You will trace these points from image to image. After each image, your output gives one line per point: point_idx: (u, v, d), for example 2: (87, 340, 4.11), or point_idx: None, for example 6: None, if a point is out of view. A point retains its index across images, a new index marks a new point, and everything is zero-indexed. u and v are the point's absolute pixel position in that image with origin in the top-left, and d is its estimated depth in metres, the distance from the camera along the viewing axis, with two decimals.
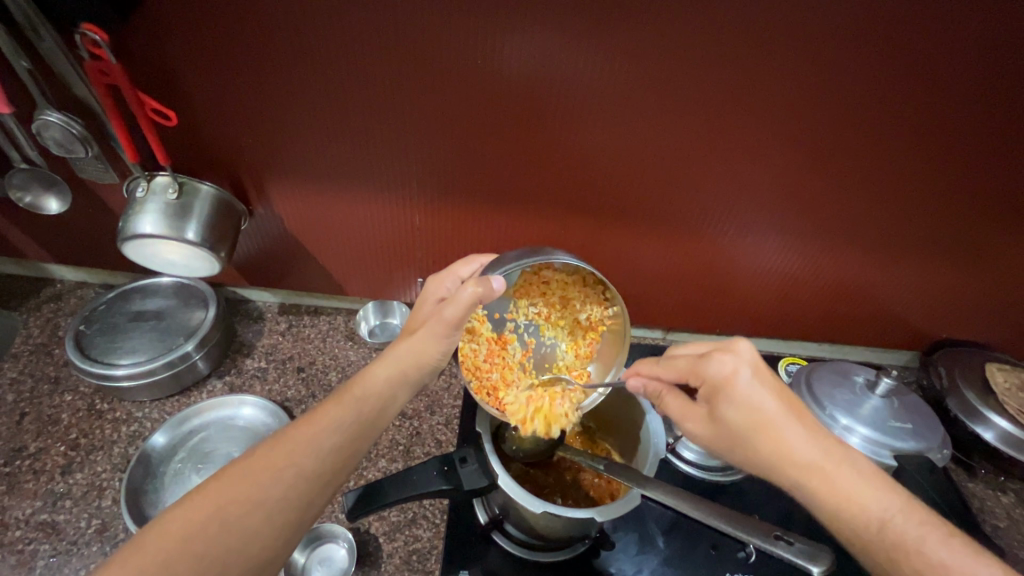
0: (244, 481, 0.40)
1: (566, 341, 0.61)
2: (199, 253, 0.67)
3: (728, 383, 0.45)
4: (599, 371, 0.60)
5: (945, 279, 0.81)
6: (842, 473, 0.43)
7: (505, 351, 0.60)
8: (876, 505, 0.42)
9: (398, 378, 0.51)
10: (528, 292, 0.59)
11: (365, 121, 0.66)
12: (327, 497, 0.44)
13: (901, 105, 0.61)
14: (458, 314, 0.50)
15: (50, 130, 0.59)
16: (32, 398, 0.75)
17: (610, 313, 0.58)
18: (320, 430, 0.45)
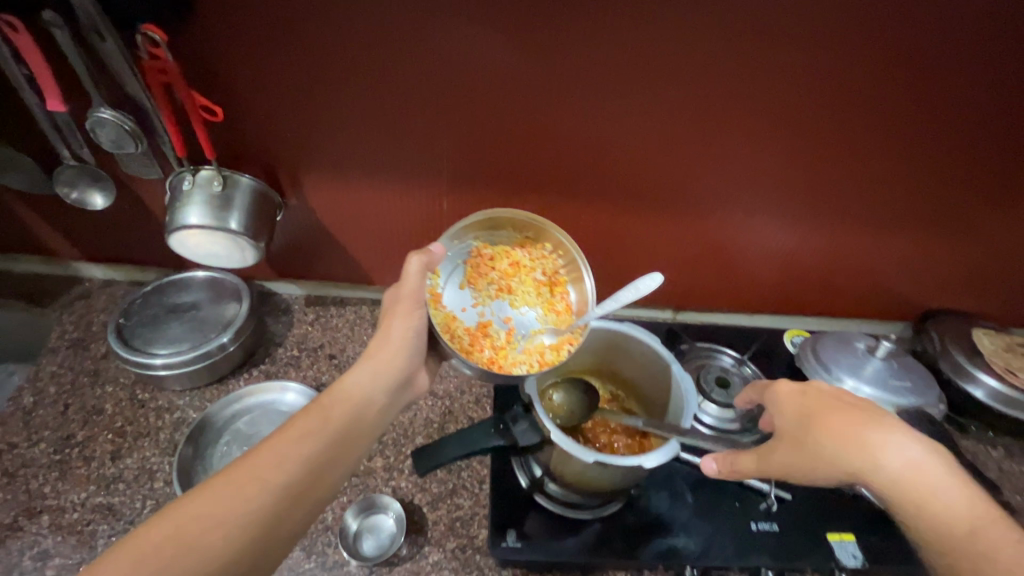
0: (214, 502, 0.46)
1: (540, 306, 0.67)
2: (240, 245, 0.70)
3: (796, 389, 0.57)
4: (580, 306, 0.66)
5: (931, 251, 0.88)
6: (923, 479, 0.48)
7: (489, 334, 0.64)
8: (968, 519, 0.46)
9: (376, 380, 0.59)
10: (481, 273, 0.67)
11: (398, 113, 0.70)
12: (300, 504, 0.49)
13: (890, 85, 0.67)
14: (421, 271, 0.59)
15: (103, 127, 0.61)
16: (74, 389, 0.77)
17: (561, 260, 0.68)
18: (293, 442, 0.51)
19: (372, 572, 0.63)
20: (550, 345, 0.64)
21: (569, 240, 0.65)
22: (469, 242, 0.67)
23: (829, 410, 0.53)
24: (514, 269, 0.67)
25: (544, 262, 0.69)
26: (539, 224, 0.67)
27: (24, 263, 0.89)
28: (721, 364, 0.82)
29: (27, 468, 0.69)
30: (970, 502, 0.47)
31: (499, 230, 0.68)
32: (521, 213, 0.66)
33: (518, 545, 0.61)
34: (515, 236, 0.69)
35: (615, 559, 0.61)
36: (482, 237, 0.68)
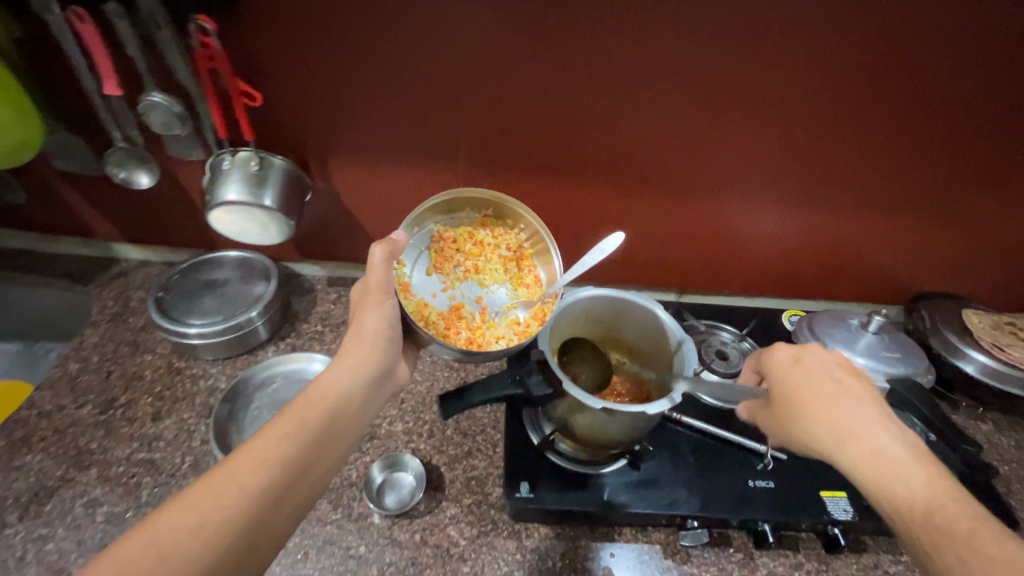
0: (193, 508, 0.45)
1: (508, 281, 0.72)
2: (273, 220, 0.75)
3: (790, 361, 0.62)
4: (547, 276, 0.71)
5: (921, 234, 0.93)
6: (884, 456, 0.52)
7: (463, 316, 0.68)
8: (921, 497, 0.49)
9: (355, 376, 0.58)
10: (447, 259, 0.71)
11: (420, 100, 0.75)
12: (283, 506, 0.49)
13: (877, 72, 0.72)
14: (384, 260, 0.60)
15: (154, 110, 0.68)
16: (116, 358, 0.83)
17: (523, 234, 0.73)
18: (273, 443, 0.51)
19: (395, 523, 0.68)
20: (522, 318, 0.68)
21: (529, 214, 0.70)
22: (428, 228, 0.70)
23: (809, 389, 0.58)
24: (478, 249, 0.72)
25: (507, 238, 0.74)
26: (497, 201, 0.71)
27: (65, 245, 0.95)
28: (720, 338, 0.87)
29: (75, 427, 0.74)
30: (928, 482, 0.50)
31: (458, 212, 0.72)
32: (480, 192, 0.70)
33: (532, 496, 0.66)
34: (474, 215, 0.73)
35: (624, 511, 0.65)
36: (441, 220, 0.71)
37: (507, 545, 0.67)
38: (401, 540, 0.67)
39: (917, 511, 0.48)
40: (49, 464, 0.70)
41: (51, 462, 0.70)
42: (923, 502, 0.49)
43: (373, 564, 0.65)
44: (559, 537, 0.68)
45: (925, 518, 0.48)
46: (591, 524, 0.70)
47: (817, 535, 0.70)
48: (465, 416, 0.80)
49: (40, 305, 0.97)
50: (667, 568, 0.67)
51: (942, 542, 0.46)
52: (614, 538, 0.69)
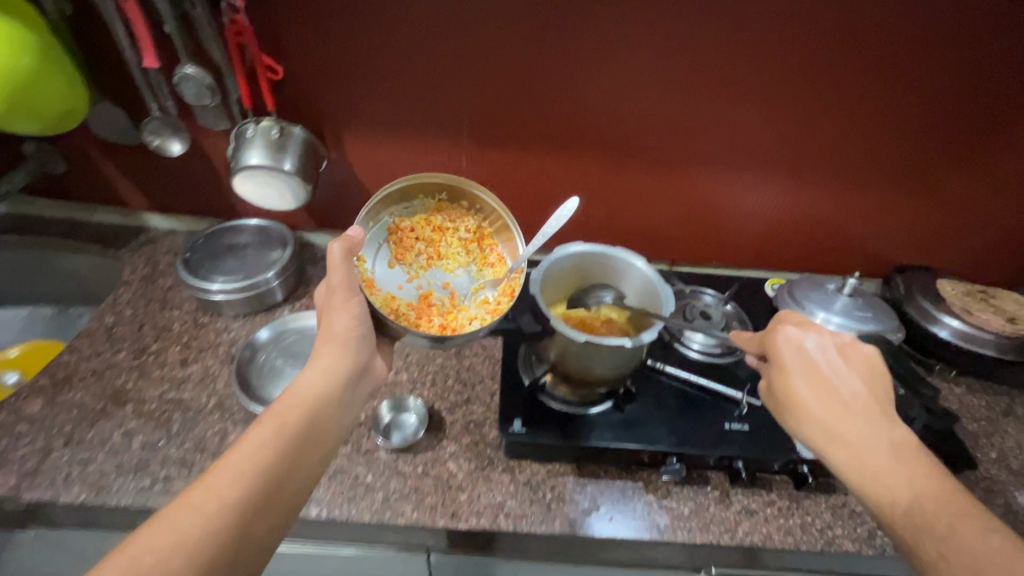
0: (176, 522, 0.46)
1: (473, 262, 0.80)
2: (292, 184, 0.82)
3: (793, 350, 0.65)
4: (509, 253, 0.79)
5: (898, 206, 0.98)
6: (868, 453, 0.58)
7: (433, 302, 0.76)
8: (899, 496, 0.55)
9: (330, 375, 0.60)
10: (409, 250, 0.78)
11: (426, 73, 0.82)
12: (267, 516, 0.50)
13: (842, 47, 0.80)
14: (344, 257, 0.64)
15: (187, 82, 0.75)
16: (147, 312, 0.91)
17: (480, 216, 0.80)
18: (251, 453, 0.51)
19: (399, 457, 0.75)
20: (487, 297, 0.76)
21: (483, 195, 0.78)
22: (385, 222, 0.77)
23: (806, 381, 0.63)
24: (438, 234, 0.80)
25: (464, 221, 0.81)
26: (448, 186, 0.77)
27: (100, 214, 1.03)
28: (703, 301, 0.92)
29: (111, 370, 0.82)
30: (908, 482, 0.55)
31: (413, 200, 0.78)
32: (429, 179, 0.77)
33: (525, 431, 0.72)
34: (429, 202, 0.79)
35: (609, 445, 0.71)
36: (397, 212, 0.78)
37: (501, 477, 0.74)
38: (405, 471, 0.73)
39: (896, 509, 0.54)
40: (88, 400, 0.77)
41: (91, 398, 0.78)
42: (901, 502, 0.54)
43: (379, 491, 0.71)
44: (549, 472, 0.75)
45: (903, 515, 0.54)
46: (580, 462, 0.76)
47: (788, 476, 0.77)
48: (464, 369, 0.87)
49: (75, 270, 1.05)
50: (648, 501, 0.73)
51: (917, 538, 0.52)
52: (600, 475, 0.75)
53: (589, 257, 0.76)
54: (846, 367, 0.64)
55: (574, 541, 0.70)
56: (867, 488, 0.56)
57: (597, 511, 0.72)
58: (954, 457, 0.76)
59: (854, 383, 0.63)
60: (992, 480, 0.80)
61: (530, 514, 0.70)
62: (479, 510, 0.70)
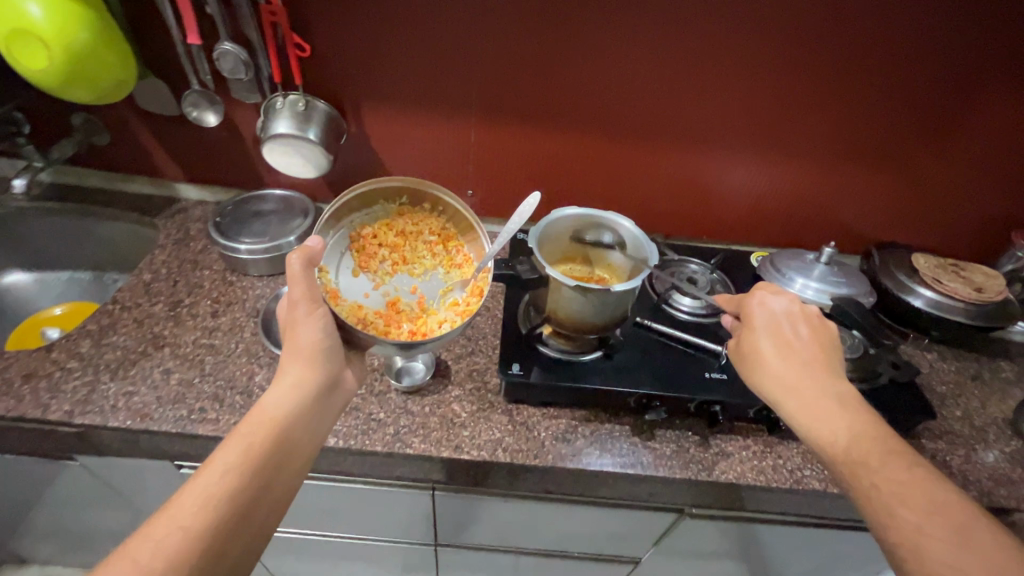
0: (142, 548, 0.50)
1: (441, 264, 0.82)
2: (315, 152, 0.91)
3: (763, 310, 0.74)
4: (476, 253, 0.80)
5: (875, 186, 1.05)
6: (817, 397, 0.64)
7: (401, 309, 0.76)
8: (840, 433, 0.61)
9: (298, 394, 0.63)
10: (372, 258, 0.78)
11: (440, 53, 0.90)
12: (230, 541, 0.54)
13: (821, 32, 0.87)
14: (304, 268, 0.65)
15: (225, 58, 0.85)
16: (181, 271, 0.99)
17: (444, 217, 0.81)
18: (220, 474, 0.56)
19: (408, 398, 0.83)
20: (454, 300, 0.78)
21: (447, 197, 0.78)
22: (346, 229, 0.76)
23: (770, 335, 0.71)
24: (401, 239, 0.79)
25: (428, 224, 0.81)
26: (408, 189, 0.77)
27: (137, 184, 1.12)
28: (690, 269, 1.00)
29: (150, 318, 0.90)
30: (848, 420, 0.62)
31: (373, 206, 0.77)
32: (388, 183, 0.77)
33: (522, 373, 0.79)
34: (389, 207, 0.78)
35: (598, 387, 0.79)
36: (357, 218, 0.77)
37: (500, 418, 0.81)
38: (414, 410, 0.81)
39: (838, 443, 0.61)
40: (130, 343, 0.86)
41: (133, 341, 0.86)
42: (840, 438, 0.61)
43: (390, 426, 0.79)
44: (544, 415, 0.82)
45: (843, 447, 0.60)
46: (571, 407, 0.84)
47: (764, 424, 0.84)
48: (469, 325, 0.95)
49: (111, 237, 1.14)
50: (634, 443, 0.80)
51: (856, 468, 0.58)
52: (590, 419, 0.83)
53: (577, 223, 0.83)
54: (808, 327, 0.72)
55: (564, 474, 0.78)
56: (812, 426, 0.63)
57: (584, 451, 0.79)
58: (918, 408, 0.83)
59: (815, 341, 0.70)
60: (954, 433, 0.87)
61: (525, 449, 0.78)
62: (479, 444, 0.78)
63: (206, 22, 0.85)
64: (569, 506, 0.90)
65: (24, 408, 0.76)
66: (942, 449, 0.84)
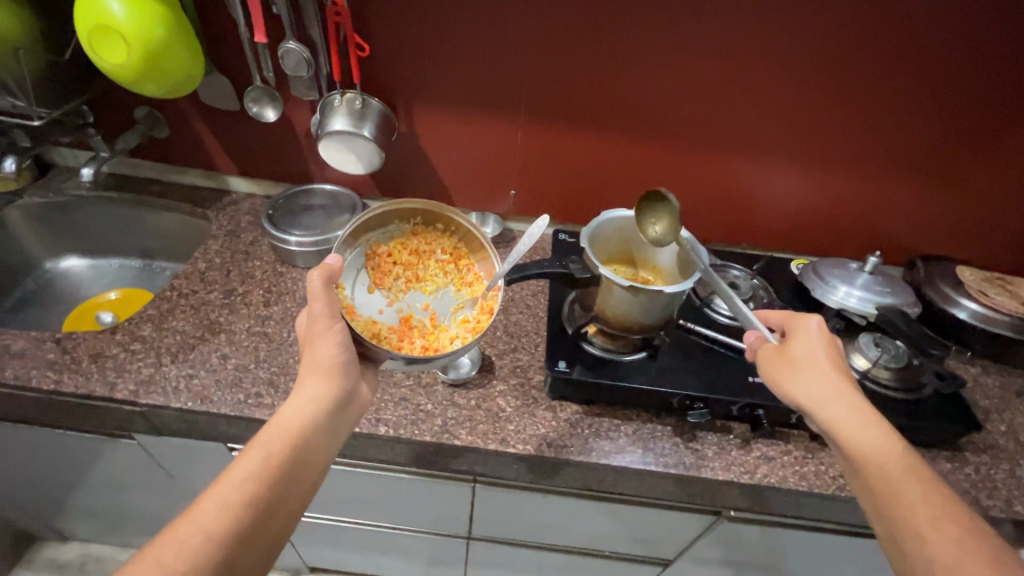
0: (171, 550, 0.54)
1: (452, 281, 0.83)
2: (368, 148, 0.93)
3: (814, 333, 0.71)
4: (486, 271, 0.81)
5: (918, 197, 1.05)
6: (866, 424, 0.63)
7: (414, 325, 0.77)
8: (884, 449, 0.61)
9: (316, 407, 0.66)
10: (387, 276, 0.79)
11: (493, 55, 0.92)
12: (248, 545, 0.58)
13: (874, 44, 0.87)
14: (323, 285, 0.66)
15: (289, 56, 0.88)
16: (234, 261, 1.03)
17: (456, 237, 0.82)
18: (239, 486, 0.59)
19: (455, 390, 0.85)
20: (465, 316, 0.78)
21: (458, 216, 0.78)
22: (362, 248, 0.78)
23: (819, 358, 0.68)
24: (414, 258, 0.80)
25: (440, 243, 0.82)
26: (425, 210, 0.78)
27: (190, 176, 1.16)
28: (731, 274, 1.00)
29: (206, 305, 0.94)
30: (890, 442, 0.62)
31: (389, 225, 0.78)
32: (404, 205, 0.78)
33: (568, 370, 0.81)
34: (403, 227, 0.80)
35: (643, 387, 0.80)
36: (373, 237, 0.79)
37: (545, 414, 0.83)
38: (460, 403, 0.83)
39: (881, 461, 0.60)
40: (189, 328, 0.90)
41: (191, 326, 0.90)
42: (882, 456, 0.61)
43: (438, 417, 0.81)
44: (587, 412, 0.84)
45: (883, 462, 0.60)
46: (614, 405, 0.85)
47: (805, 430, 0.84)
48: (511, 323, 0.97)
49: (164, 227, 1.18)
50: (676, 442, 0.81)
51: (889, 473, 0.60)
52: (632, 418, 0.84)
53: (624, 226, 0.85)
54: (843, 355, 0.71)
55: (606, 471, 0.79)
56: (859, 449, 0.62)
57: (626, 450, 0.80)
58: (966, 421, 0.82)
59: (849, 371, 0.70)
60: (998, 447, 0.86)
61: (569, 445, 0.79)
62: (525, 438, 0.80)
63: (273, 20, 0.89)
64: (605, 504, 0.91)
65: (93, 386, 0.80)
66: (986, 462, 0.84)
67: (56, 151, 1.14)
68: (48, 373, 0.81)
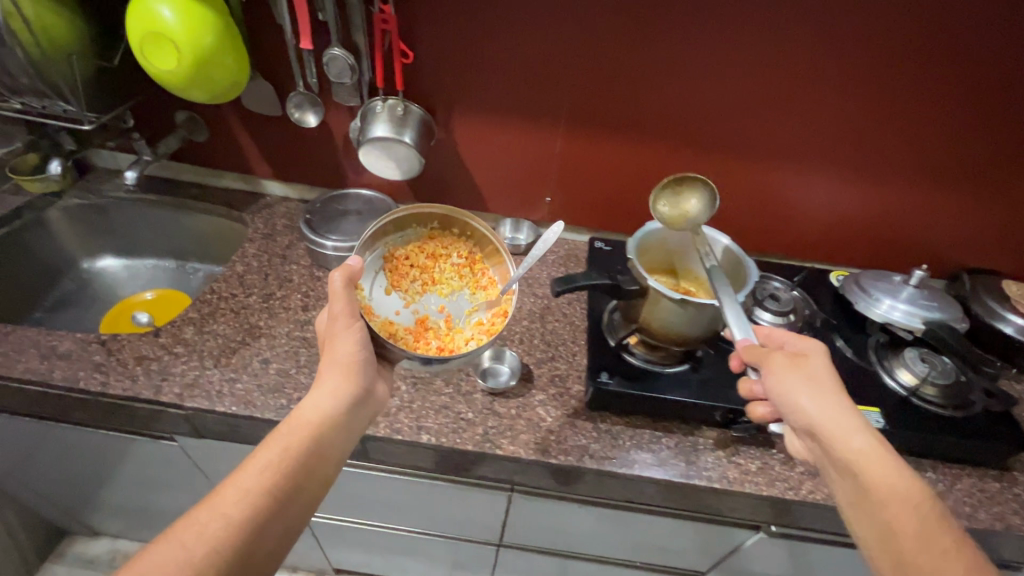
0: (203, 537, 0.54)
1: (468, 285, 0.80)
2: (408, 155, 0.93)
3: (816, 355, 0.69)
4: (500, 276, 0.78)
5: (962, 209, 1.03)
6: (882, 452, 0.62)
7: (430, 326, 0.75)
8: (906, 479, 0.60)
9: (336, 400, 0.66)
10: (404, 277, 0.77)
11: (534, 63, 0.92)
12: (265, 533, 0.57)
13: (925, 54, 0.85)
14: (343, 285, 0.67)
15: (333, 62, 0.89)
16: (271, 264, 1.04)
17: (471, 241, 0.79)
18: (257, 474, 0.59)
19: (495, 399, 0.85)
20: (483, 319, 0.76)
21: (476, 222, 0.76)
22: (380, 250, 0.76)
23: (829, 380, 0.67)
24: (430, 261, 0.78)
25: (456, 247, 0.79)
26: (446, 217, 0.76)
27: (227, 180, 1.17)
28: (771, 286, 1.00)
29: (246, 309, 0.94)
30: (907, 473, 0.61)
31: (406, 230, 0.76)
32: (424, 209, 0.75)
33: (611, 382, 0.81)
34: (421, 232, 0.77)
35: (687, 400, 0.80)
36: (391, 240, 0.77)
37: (585, 424, 0.82)
38: (500, 411, 0.83)
39: (904, 492, 0.59)
40: (230, 331, 0.90)
41: (232, 330, 0.90)
42: (904, 485, 0.60)
43: (479, 426, 0.81)
44: (628, 424, 0.83)
45: (907, 493, 0.59)
46: (654, 417, 0.84)
47: None
48: (548, 331, 0.96)
49: (200, 229, 1.19)
50: (719, 456, 0.81)
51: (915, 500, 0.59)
52: (673, 430, 0.83)
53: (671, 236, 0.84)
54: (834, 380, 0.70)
55: (648, 483, 0.79)
56: (882, 478, 0.60)
57: (668, 463, 0.79)
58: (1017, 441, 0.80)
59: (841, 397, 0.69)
60: None
61: (611, 456, 0.79)
62: (567, 449, 0.79)
63: (318, 27, 0.89)
64: (643, 516, 0.90)
65: (139, 389, 0.81)
66: None
67: (96, 153, 1.16)
68: (96, 374, 0.82)
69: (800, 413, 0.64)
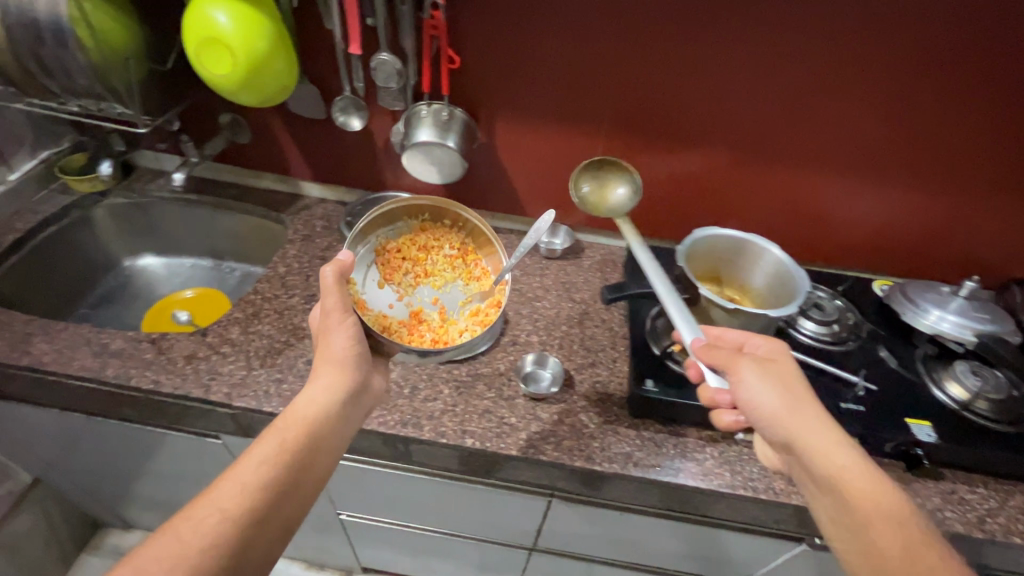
0: (223, 531, 0.54)
1: (459, 275, 0.88)
2: (451, 158, 0.94)
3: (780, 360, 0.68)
4: (493, 266, 0.87)
5: (1011, 219, 1.00)
6: (855, 459, 0.61)
7: (424, 317, 0.84)
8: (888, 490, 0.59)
9: (330, 394, 0.65)
10: (397, 271, 0.86)
11: (577, 68, 0.92)
12: (262, 528, 0.56)
13: (977, 61, 0.84)
14: (337, 279, 0.67)
15: (382, 66, 0.90)
16: (311, 266, 1.04)
17: (462, 233, 0.87)
18: (255, 468, 0.58)
19: (537, 404, 0.85)
20: (475, 308, 0.85)
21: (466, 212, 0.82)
22: (373, 243, 0.83)
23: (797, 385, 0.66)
24: (422, 254, 0.86)
25: (448, 239, 0.87)
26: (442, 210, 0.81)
27: (267, 181, 1.18)
28: (814, 295, 0.99)
29: (289, 310, 0.96)
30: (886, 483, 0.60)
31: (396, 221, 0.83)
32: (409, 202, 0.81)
33: (657, 390, 0.80)
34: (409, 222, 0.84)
35: None
36: (383, 233, 0.84)
37: (628, 432, 0.82)
38: (543, 416, 0.83)
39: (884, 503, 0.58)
40: (274, 332, 0.91)
41: (277, 331, 0.92)
42: (884, 496, 0.59)
43: (522, 431, 0.81)
44: (671, 433, 0.83)
45: (887, 504, 0.58)
46: (699, 426, 0.83)
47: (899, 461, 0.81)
48: (587, 337, 0.96)
49: (240, 230, 1.20)
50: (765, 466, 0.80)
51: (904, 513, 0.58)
52: (718, 440, 0.82)
53: (719, 242, 0.84)
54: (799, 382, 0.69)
55: (693, 493, 0.78)
56: (859, 489, 0.59)
57: (713, 473, 0.78)
58: None
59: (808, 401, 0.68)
60: None
61: (656, 464, 0.78)
62: (610, 457, 0.79)
63: (366, 32, 0.90)
64: (684, 526, 0.90)
65: (189, 387, 0.82)
66: None
67: (142, 154, 1.19)
68: (146, 372, 0.83)
69: (770, 420, 0.63)
